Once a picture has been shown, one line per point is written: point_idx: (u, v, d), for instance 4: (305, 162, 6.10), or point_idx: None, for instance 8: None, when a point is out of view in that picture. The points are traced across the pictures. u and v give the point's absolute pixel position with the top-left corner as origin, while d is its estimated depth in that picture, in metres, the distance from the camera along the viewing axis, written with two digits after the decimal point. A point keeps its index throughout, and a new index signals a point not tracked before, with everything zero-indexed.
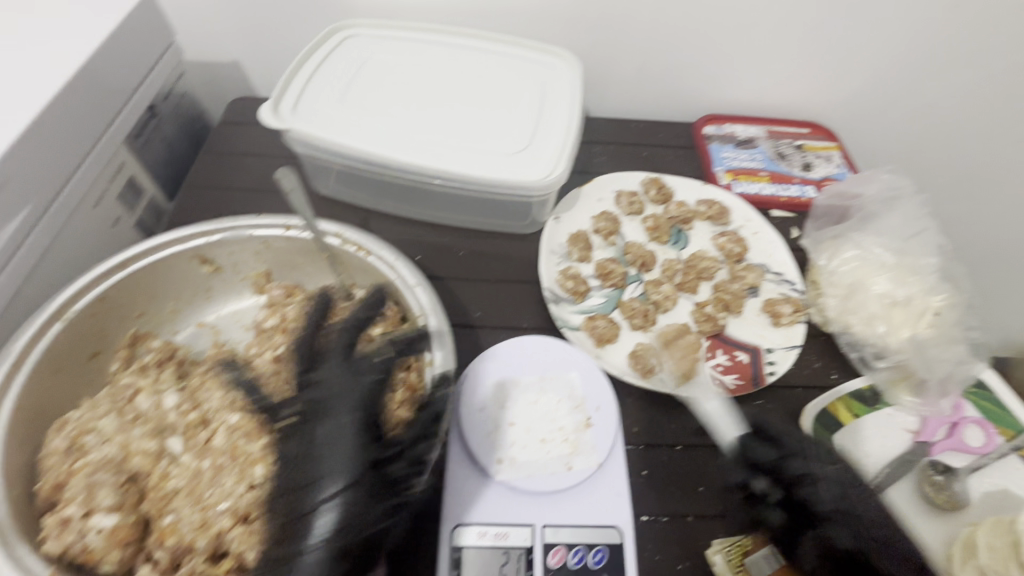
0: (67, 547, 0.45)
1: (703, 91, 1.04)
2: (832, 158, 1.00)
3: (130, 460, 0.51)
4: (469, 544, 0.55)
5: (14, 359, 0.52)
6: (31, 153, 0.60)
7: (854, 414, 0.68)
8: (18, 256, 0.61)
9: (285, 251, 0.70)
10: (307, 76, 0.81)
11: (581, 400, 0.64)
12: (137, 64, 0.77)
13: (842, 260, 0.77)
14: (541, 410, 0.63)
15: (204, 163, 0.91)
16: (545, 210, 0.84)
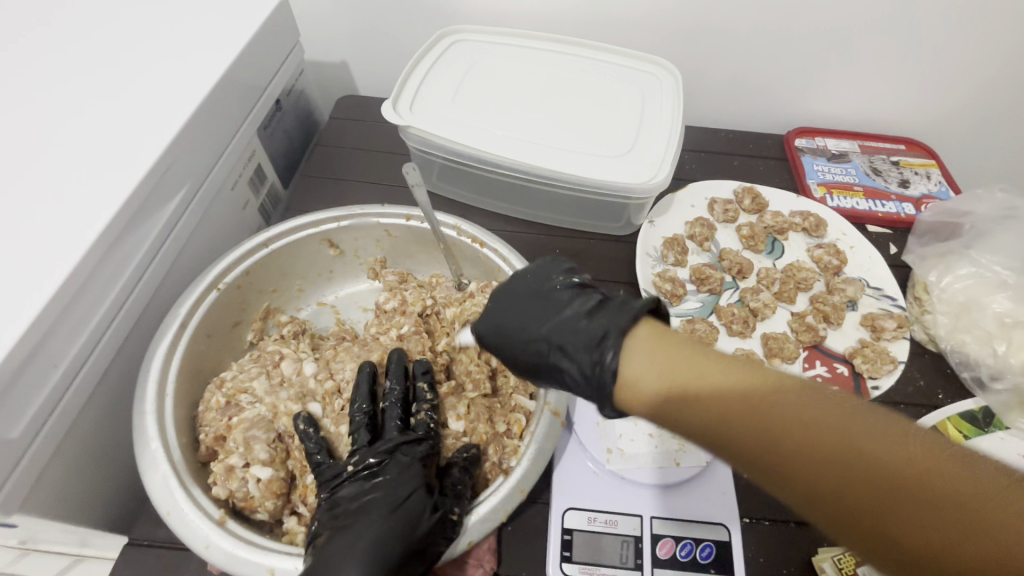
0: (232, 493, 0.50)
1: (797, 103, 1.03)
2: (931, 175, 0.96)
3: (278, 421, 0.56)
4: (579, 529, 0.57)
5: (181, 321, 0.58)
6: (192, 138, 0.67)
7: (966, 435, 0.66)
8: (175, 231, 0.67)
9: (403, 240, 0.74)
10: (421, 77, 0.86)
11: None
12: (272, 61, 0.83)
13: (957, 276, 0.76)
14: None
15: (315, 156, 0.97)
16: (641, 214, 0.85)
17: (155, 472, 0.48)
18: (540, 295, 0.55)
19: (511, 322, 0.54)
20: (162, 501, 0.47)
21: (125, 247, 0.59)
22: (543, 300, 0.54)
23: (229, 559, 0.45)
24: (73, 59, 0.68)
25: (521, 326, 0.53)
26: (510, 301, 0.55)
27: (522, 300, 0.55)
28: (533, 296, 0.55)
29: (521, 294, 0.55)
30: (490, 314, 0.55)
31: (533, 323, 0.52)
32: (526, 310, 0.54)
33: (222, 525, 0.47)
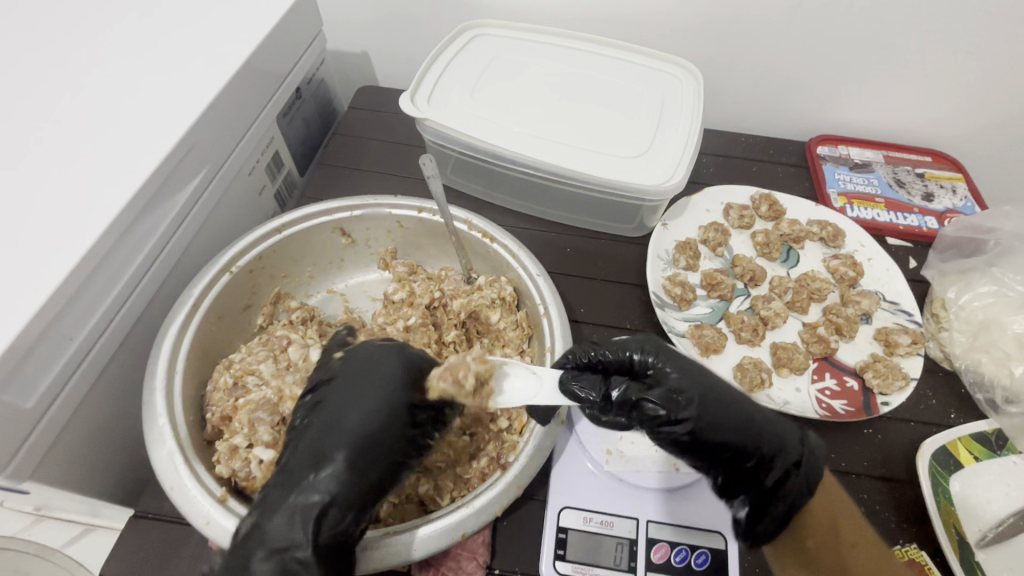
0: (234, 472, 0.51)
1: (821, 109, 1.01)
2: (956, 189, 0.94)
3: (282, 404, 0.56)
4: (574, 527, 0.58)
5: (193, 302, 0.59)
6: (212, 122, 0.68)
7: (975, 457, 0.64)
8: (192, 213, 0.68)
9: (415, 232, 0.75)
10: (441, 70, 0.86)
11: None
12: (294, 49, 0.84)
13: (976, 294, 0.75)
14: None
15: (333, 145, 0.98)
16: (655, 216, 0.84)
17: (161, 447, 0.49)
18: (703, 374, 0.51)
19: (715, 416, 0.48)
20: (167, 476, 0.48)
21: (143, 227, 0.60)
22: (731, 402, 0.50)
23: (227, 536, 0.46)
24: (101, 41, 0.69)
25: (699, 412, 0.48)
26: (674, 363, 0.52)
27: (720, 400, 0.49)
28: (726, 401, 0.50)
29: (684, 367, 0.51)
30: (666, 362, 0.52)
31: (740, 418, 0.49)
32: (729, 408, 0.49)
33: (223, 502, 0.48)
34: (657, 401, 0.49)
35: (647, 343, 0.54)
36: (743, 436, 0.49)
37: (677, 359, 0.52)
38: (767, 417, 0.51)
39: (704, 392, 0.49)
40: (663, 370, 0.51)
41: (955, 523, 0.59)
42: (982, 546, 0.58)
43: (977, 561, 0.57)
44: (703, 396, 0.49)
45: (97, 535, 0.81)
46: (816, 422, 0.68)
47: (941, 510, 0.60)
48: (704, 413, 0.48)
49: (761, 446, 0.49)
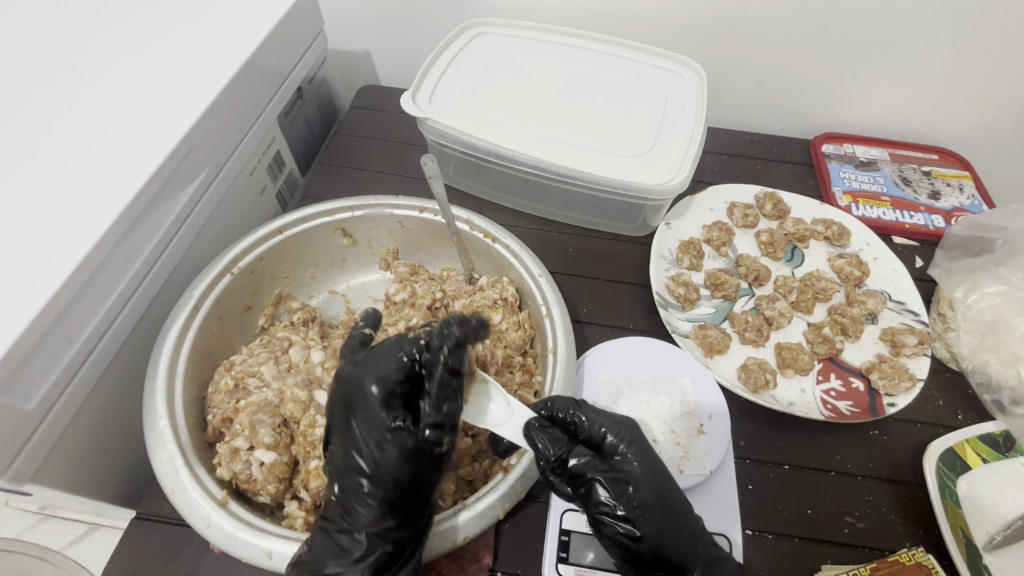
0: (235, 474, 0.51)
1: (826, 107, 1.00)
2: (963, 187, 0.93)
3: (284, 406, 0.56)
4: (577, 531, 0.57)
5: (194, 303, 0.59)
6: (213, 122, 0.67)
7: (983, 459, 0.64)
8: (193, 214, 0.68)
9: (416, 232, 0.75)
10: (442, 69, 0.86)
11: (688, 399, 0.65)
12: (295, 49, 0.84)
13: (983, 294, 0.75)
14: (652, 408, 0.65)
15: (334, 144, 0.98)
16: (658, 215, 0.83)
17: (162, 450, 0.49)
18: (661, 473, 0.53)
19: (660, 519, 0.50)
20: (167, 479, 0.48)
21: (144, 228, 0.60)
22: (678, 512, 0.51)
23: (228, 539, 0.46)
24: (103, 41, 0.69)
25: (645, 516, 0.50)
26: (642, 458, 0.53)
27: (673, 507, 0.51)
28: (677, 509, 0.51)
29: (648, 462, 0.53)
30: (637, 452, 0.53)
31: (682, 532, 0.51)
32: (675, 513, 0.51)
33: (223, 505, 0.48)
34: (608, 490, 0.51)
35: (626, 430, 0.55)
36: (679, 546, 0.50)
37: (644, 455, 0.54)
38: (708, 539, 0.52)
39: (656, 498, 0.51)
40: (631, 459, 0.53)
41: (962, 526, 0.59)
42: (991, 550, 0.58)
43: (985, 565, 0.57)
44: (660, 489, 0.52)
45: (101, 534, 0.81)
46: (822, 424, 0.68)
47: (948, 513, 0.59)
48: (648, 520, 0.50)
49: (690, 567, 0.50)
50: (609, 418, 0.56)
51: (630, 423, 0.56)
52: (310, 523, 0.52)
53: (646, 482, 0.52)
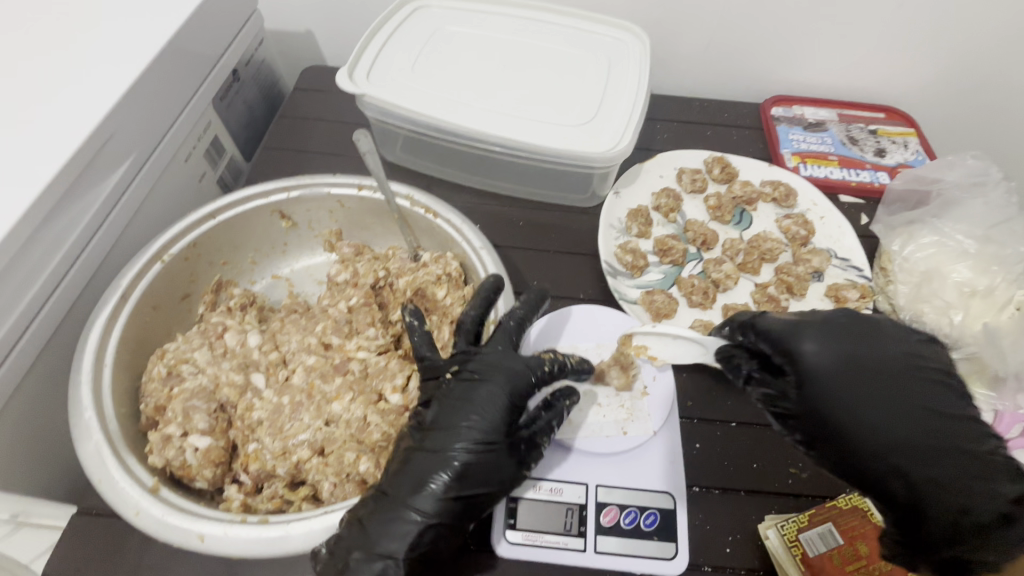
0: (168, 462, 0.51)
1: (774, 70, 1.00)
2: (908, 144, 0.94)
3: (219, 391, 0.56)
4: (524, 497, 0.58)
5: (122, 293, 0.58)
6: (135, 107, 0.65)
7: None
8: (121, 204, 0.66)
9: (357, 211, 0.73)
10: (381, 44, 0.84)
11: (698, 336, 0.62)
12: (226, 29, 0.80)
13: (918, 245, 0.75)
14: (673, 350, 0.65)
15: (278, 128, 0.95)
16: (606, 185, 0.83)
17: (88, 441, 0.48)
18: (915, 372, 0.51)
19: (842, 423, 0.49)
20: (94, 469, 0.47)
21: (64, 217, 0.58)
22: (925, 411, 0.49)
23: (158, 525, 0.45)
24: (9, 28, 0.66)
25: (490, 457, 0.49)
26: (847, 356, 0.51)
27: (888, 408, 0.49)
28: (858, 408, 0.49)
29: (896, 359, 0.51)
30: (826, 350, 0.52)
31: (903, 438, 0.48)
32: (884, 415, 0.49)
33: (154, 493, 0.47)
34: (465, 435, 0.50)
35: (839, 334, 0.53)
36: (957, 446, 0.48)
37: (835, 353, 0.51)
38: (925, 432, 0.48)
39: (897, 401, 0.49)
40: (508, 400, 0.52)
41: None
42: None
43: None
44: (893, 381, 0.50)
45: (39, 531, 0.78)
46: None
47: None
48: (496, 459, 0.49)
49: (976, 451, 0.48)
50: (846, 321, 0.54)
51: (809, 318, 0.54)
52: (247, 504, 0.51)
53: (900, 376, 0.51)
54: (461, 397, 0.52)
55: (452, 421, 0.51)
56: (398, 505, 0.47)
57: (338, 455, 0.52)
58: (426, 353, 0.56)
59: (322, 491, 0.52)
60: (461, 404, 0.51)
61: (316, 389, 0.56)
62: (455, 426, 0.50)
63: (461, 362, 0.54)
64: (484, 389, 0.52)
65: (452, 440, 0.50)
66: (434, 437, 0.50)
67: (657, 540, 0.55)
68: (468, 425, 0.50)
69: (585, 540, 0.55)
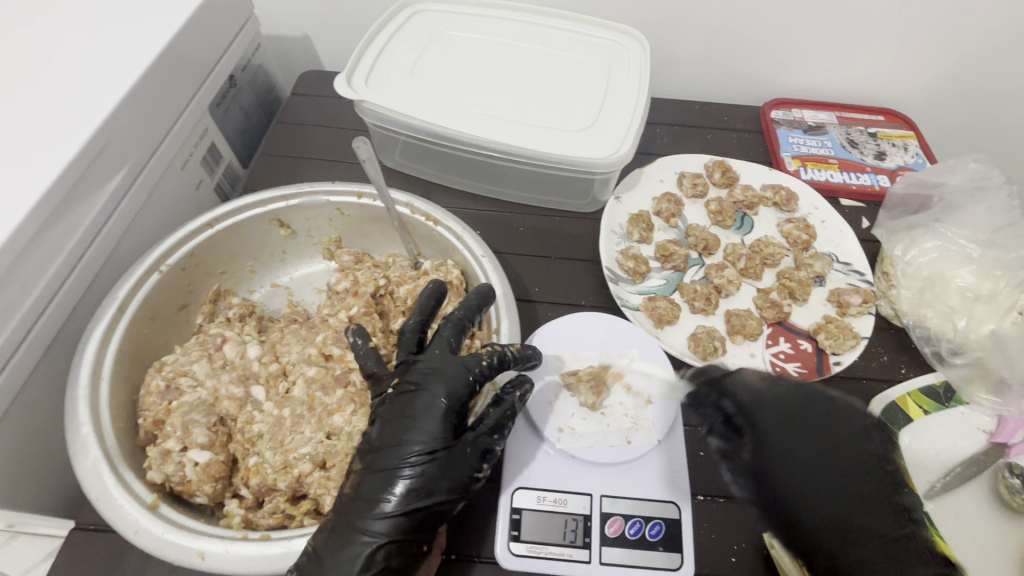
0: (168, 477, 0.50)
1: (774, 73, 1.00)
2: (908, 147, 0.94)
3: (219, 404, 0.56)
4: (528, 508, 0.57)
5: (119, 305, 0.57)
6: (131, 116, 0.64)
7: (925, 410, 0.66)
8: (116, 214, 0.65)
9: (357, 219, 0.73)
10: (379, 49, 0.83)
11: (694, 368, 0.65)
12: (222, 35, 0.80)
13: (921, 250, 0.75)
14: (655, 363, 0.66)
15: (275, 133, 0.94)
16: (606, 190, 0.83)
17: (85, 458, 0.48)
18: None
19: None
20: (92, 486, 0.46)
21: (59, 229, 0.57)
22: (848, 455, 0.56)
23: (158, 543, 0.45)
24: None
25: (438, 463, 0.48)
26: None
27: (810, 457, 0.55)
28: None
29: None
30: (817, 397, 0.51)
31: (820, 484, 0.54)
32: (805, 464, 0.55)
33: (154, 509, 0.47)
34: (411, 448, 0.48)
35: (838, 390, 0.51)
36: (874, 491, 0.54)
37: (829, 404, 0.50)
38: None
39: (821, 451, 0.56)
40: (451, 403, 0.50)
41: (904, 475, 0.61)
42: (930, 497, 0.61)
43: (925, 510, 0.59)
44: None
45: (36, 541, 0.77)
46: None
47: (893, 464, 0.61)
48: (443, 465, 0.48)
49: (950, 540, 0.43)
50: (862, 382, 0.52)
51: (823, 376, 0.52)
52: (248, 520, 0.51)
53: None
54: (407, 410, 0.50)
55: (400, 434, 0.49)
56: (352, 525, 0.46)
57: (340, 468, 0.52)
58: (372, 368, 0.55)
59: (325, 505, 0.52)
60: (407, 417, 0.50)
61: (316, 401, 0.55)
62: (402, 440, 0.49)
63: (403, 373, 0.53)
64: (426, 399, 0.50)
65: (400, 454, 0.48)
66: (381, 455, 0.49)
67: (662, 551, 0.55)
68: (415, 437, 0.49)
69: (590, 551, 0.55)
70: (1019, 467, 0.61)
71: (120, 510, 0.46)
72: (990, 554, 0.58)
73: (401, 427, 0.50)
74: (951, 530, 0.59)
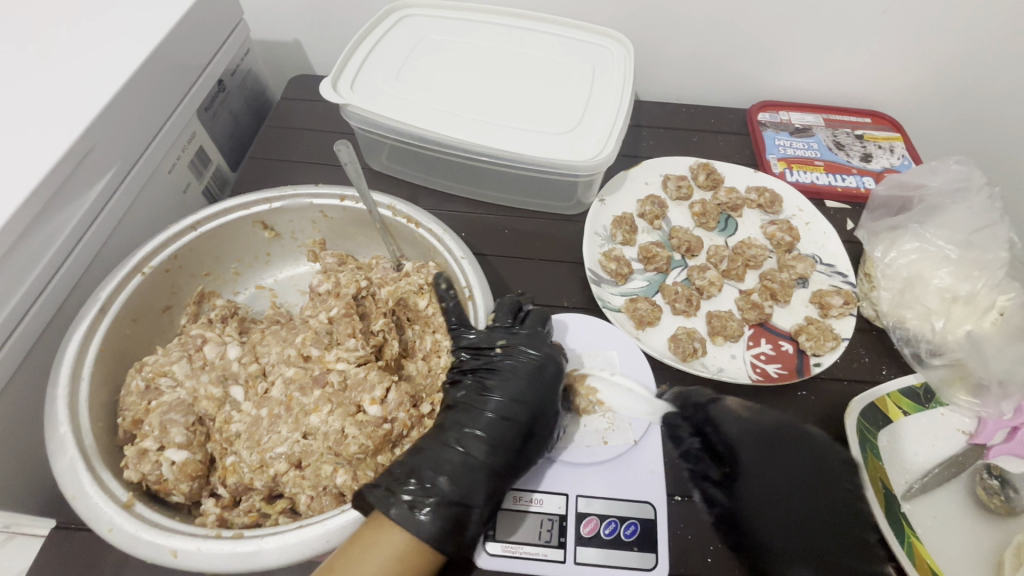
0: (144, 476, 0.51)
1: (760, 77, 1.00)
2: (894, 149, 0.94)
3: (198, 404, 0.56)
4: (504, 508, 0.58)
5: (101, 306, 0.57)
6: (117, 119, 0.65)
7: (903, 411, 0.66)
8: (102, 216, 0.66)
9: (340, 221, 0.73)
10: (365, 54, 0.84)
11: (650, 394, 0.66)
12: (211, 40, 0.81)
13: (901, 252, 0.75)
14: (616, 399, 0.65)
15: (264, 137, 0.95)
16: (591, 192, 0.83)
17: (63, 457, 0.48)
18: (829, 486, 0.58)
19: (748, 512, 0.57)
20: (68, 485, 0.47)
21: (44, 231, 0.58)
22: (822, 489, 0.58)
23: (132, 541, 0.45)
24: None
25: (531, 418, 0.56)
26: (775, 457, 0.59)
27: (780, 493, 0.58)
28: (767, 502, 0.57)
29: (814, 471, 0.59)
30: (748, 445, 0.60)
31: (787, 514, 0.57)
32: (779, 500, 0.57)
33: (128, 508, 0.47)
34: (504, 404, 0.56)
35: (760, 433, 0.60)
36: (842, 523, 0.56)
37: (761, 454, 0.59)
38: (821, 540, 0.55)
39: (791, 485, 0.58)
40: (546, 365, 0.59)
41: (882, 477, 0.61)
42: (908, 498, 0.61)
43: (902, 511, 0.59)
44: (804, 486, 0.58)
45: None
46: (750, 388, 0.69)
47: (869, 465, 0.62)
48: (533, 420, 0.56)
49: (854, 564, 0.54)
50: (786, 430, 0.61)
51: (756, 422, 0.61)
52: (223, 518, 0.51)
53: (804, 485, 0.58)
54: (507, 368, 0.58)
55: (500, 388, 0.57)
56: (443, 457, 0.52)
57: (314, 468, 0.53)
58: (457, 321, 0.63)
59: (299, 504, 0.52)
60: (507, 372, 0.58)
61: (294, 402, 0.56)
62: (499, 392, 0.57)
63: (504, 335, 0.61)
64: (530, 358, 0.59)
65: (498, 402, 0.56)
66: (477, 404, 0.56)
67: (637, 551, 0.55)
68: (510, 391, 0.57)
69: (565, 551, 0.55)
70: (999, 469, 0.62)
71: (92, 510, 0.46)
72: (969, 554, 0.58)
73: (501, 378, 0.58)
74: (929, 531, 0.59)
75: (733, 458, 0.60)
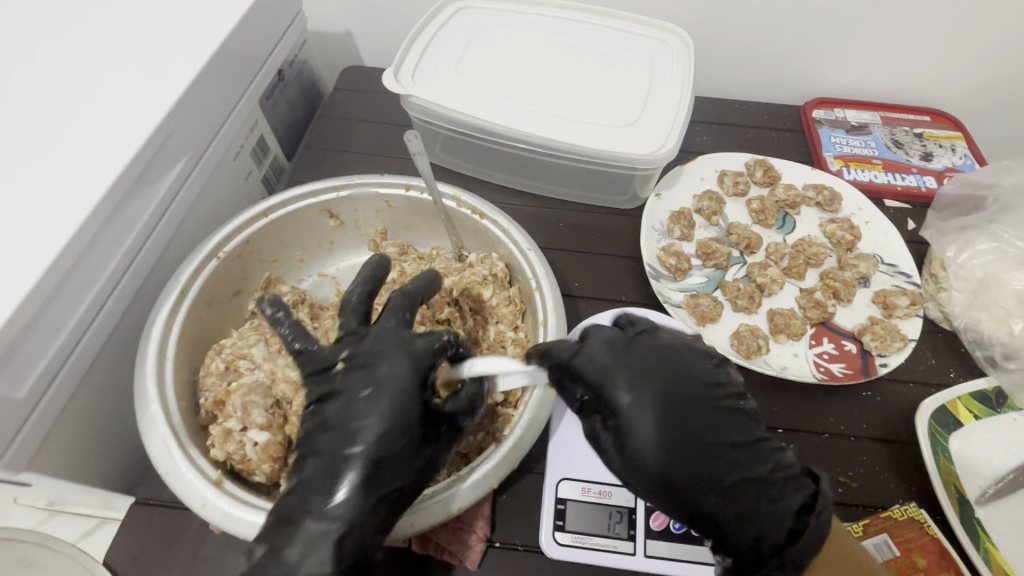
0: (229, 455, 0.52)
1: (816, 73, 0.99)
2: (955, 148, 0.92)
3: (276, 387, 0.57)
4: (572, 499, 0.58)
5: (181, 289, 0.59)
6: (191, 108, 0.66)
7: (975, 415, 0.64)
8: (176, 201, 0.67)
9: (403, 211, 0.74)
10: (423, 45, 0.84)
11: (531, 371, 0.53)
12: (273, 30, 0.82)
13: (975, 252, 0.74)
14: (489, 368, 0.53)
15: (318, 127, 0.96)
16: (648, 186, 0.82)
17: (155, 434, 0.50)
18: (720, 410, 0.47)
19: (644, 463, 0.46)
20: (162, 461, 0.49)
21: (126, 214, 0.59)
22: (711, 417, 0.47)
23: (224, 518, 0.47)
24: (60, 28, 0.67)
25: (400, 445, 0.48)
26: (654, 389, 0.48)
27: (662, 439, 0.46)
28: (679, 446, 0.46)
29: (692, 396, 0.48)
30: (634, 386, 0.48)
31: (696, 459, 0.45)
32: (672, 439, 0.46)
33: (219, 485, 0.49)
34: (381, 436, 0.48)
35: (630, 362, 0.49)
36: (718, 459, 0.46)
37: (637, 392, 0.47)
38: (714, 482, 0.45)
39: (680, 420, 0.47)
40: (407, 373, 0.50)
41: (955, 482, 0.60)
42: (983, 503, 0.59)
43: (977, 517, 0.58)
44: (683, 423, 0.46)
45: None
46: (815, 387, 0.68)
47: (941, 468, 0.61)
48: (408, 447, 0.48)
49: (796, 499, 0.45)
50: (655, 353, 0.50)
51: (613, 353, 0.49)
52: None
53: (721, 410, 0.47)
54: (348, 398, 0.50)
55: (357, 412, 0.49)
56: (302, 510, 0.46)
57: None
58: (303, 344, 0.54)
59: None
60: (352, 395, 0.50)
61: None
62: (349, 423, 0.49)
63: (351, 349, 0.52)
64: (386, 365, 0.50)
65: (351, 431, 0.48)
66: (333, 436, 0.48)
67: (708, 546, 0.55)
68: (368, 418, 0.48)
69: (635, 544, 0.55)
70: None
71: (184, 487, 0.48)
72: None
73: (357, 398, 0.49)
74: (1006, 538, 0.57)
75: (615, 408, 0.48)
